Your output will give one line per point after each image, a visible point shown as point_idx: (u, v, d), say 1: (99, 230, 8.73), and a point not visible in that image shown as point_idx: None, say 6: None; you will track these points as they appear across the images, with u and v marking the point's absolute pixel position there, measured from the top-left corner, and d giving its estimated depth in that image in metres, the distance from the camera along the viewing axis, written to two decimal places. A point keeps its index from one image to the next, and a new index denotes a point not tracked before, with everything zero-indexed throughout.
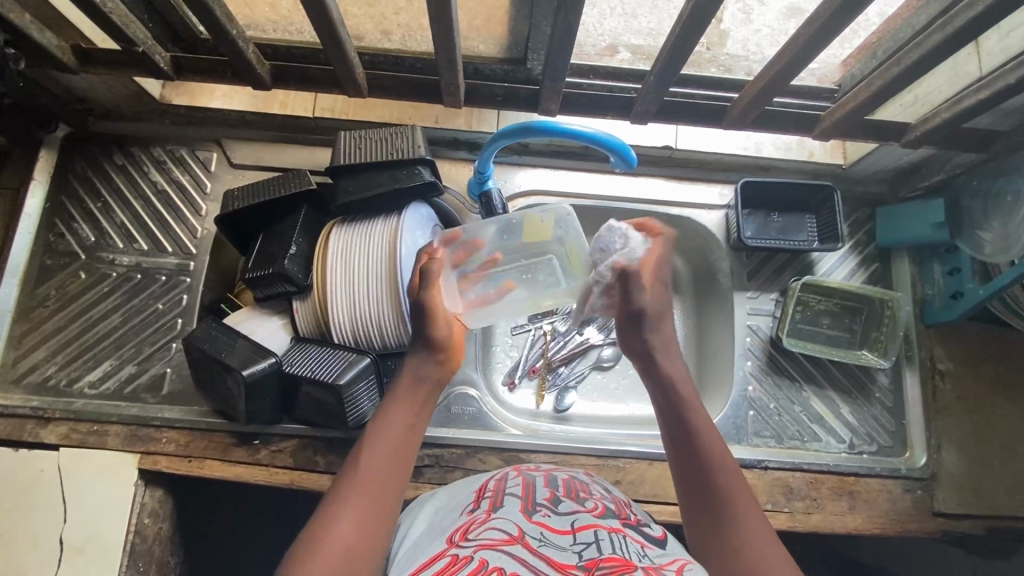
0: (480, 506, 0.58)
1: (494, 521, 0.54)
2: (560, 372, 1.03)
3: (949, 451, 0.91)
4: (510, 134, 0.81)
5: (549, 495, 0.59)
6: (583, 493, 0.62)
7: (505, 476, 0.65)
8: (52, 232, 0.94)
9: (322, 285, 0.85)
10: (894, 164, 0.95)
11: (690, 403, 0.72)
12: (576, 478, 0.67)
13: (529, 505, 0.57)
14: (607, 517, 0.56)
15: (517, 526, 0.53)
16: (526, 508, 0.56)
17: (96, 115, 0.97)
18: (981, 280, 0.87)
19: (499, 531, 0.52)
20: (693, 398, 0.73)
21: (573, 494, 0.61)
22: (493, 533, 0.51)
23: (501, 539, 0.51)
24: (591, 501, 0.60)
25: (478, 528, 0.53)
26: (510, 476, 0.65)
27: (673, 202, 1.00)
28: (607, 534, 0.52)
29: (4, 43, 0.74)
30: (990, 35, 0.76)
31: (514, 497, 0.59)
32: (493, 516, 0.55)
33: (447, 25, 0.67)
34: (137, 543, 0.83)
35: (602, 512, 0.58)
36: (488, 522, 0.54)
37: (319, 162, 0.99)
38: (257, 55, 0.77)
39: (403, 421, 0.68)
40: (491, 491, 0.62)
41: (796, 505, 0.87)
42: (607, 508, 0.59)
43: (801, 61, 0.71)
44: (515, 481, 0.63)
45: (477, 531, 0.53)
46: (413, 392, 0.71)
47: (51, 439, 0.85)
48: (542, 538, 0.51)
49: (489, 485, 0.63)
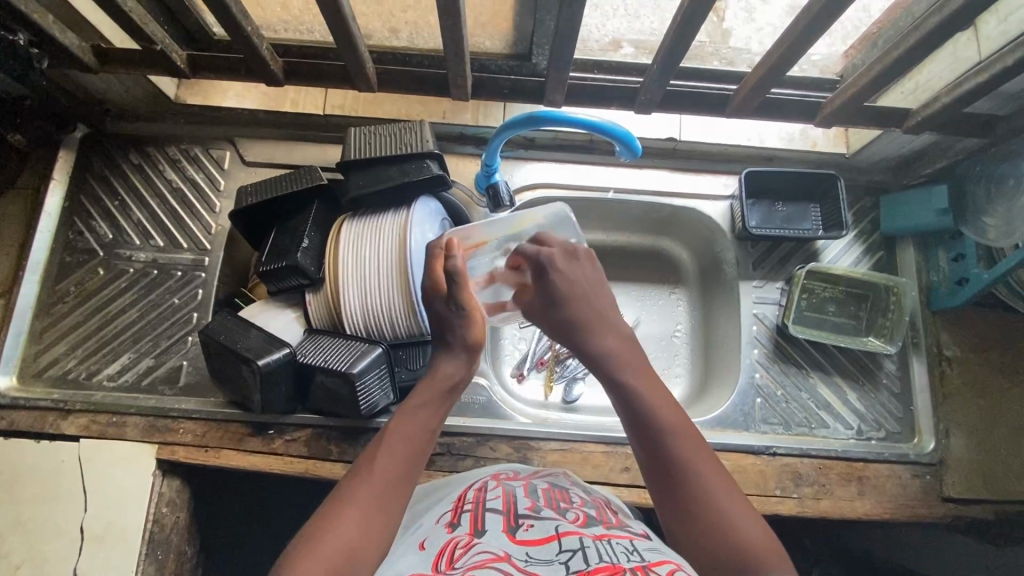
0: (462, 523, 0.58)
1: (479, 546, 0.53)
2: (568, 364, 1.04)
3: (957, 436, 0.92)
4: (517, 125, 0.83)
5: (530, 505, 0.61)
6: (564, 502, 0.62)
7: (483, 487, 0.66)
8: (71, 230, 0.97)
9: (333, 277, 0.87)
10: (896, 152, 0.96)
11: (625, 364, 0.68)
12: (556, 485, 0.68)
13: (511, 521, 0.57)
14: (590, 525, 0.57)
15: (503, 547, 0.52)
16: (509, 527, 0.56)
17: (114, 115, 1.00)
18: (986, 266, 0.88)
19: (487, 554, 0.51)
20: (627, 357, 0.69)
21: (554, 504, 0.62)
22: (482, 557, 0.51)
23: (489, 559, 0.50)
24: (571, 511, 0.60)
25: (464, 554, 0.52)
26: (489, 487, 0.66)
27: (678, 194, 1.02)
28: (592, 542, 0.53)
29: (28, 44, 0.76)
30: (989, 20, 0.77)
31: (494, 514, 0.59)
32: (477, 541, 0.54)
33: (456, 19, 0.69)
34: (156, 531, 0.85)
35: (584, 522, 0.58)
36: (473, 546, 0.53)
37: (330, 158, 1.01)
38: (271, 52, 0.79)
39: (423, 425, 0.65)
40: (470, 505, 0.62)
41: (804, 490, 0.88)
42: (588, 516, 0.60)
43: (800, 49, 0.73)
44: (495, 492, 0.64)
45: (463, 558, 0.51)
46: (432, 387, 0.68)
47: (71, 430, 0.87)
48: (529, 558, 0.51)
49: (469, 495, 0.64)
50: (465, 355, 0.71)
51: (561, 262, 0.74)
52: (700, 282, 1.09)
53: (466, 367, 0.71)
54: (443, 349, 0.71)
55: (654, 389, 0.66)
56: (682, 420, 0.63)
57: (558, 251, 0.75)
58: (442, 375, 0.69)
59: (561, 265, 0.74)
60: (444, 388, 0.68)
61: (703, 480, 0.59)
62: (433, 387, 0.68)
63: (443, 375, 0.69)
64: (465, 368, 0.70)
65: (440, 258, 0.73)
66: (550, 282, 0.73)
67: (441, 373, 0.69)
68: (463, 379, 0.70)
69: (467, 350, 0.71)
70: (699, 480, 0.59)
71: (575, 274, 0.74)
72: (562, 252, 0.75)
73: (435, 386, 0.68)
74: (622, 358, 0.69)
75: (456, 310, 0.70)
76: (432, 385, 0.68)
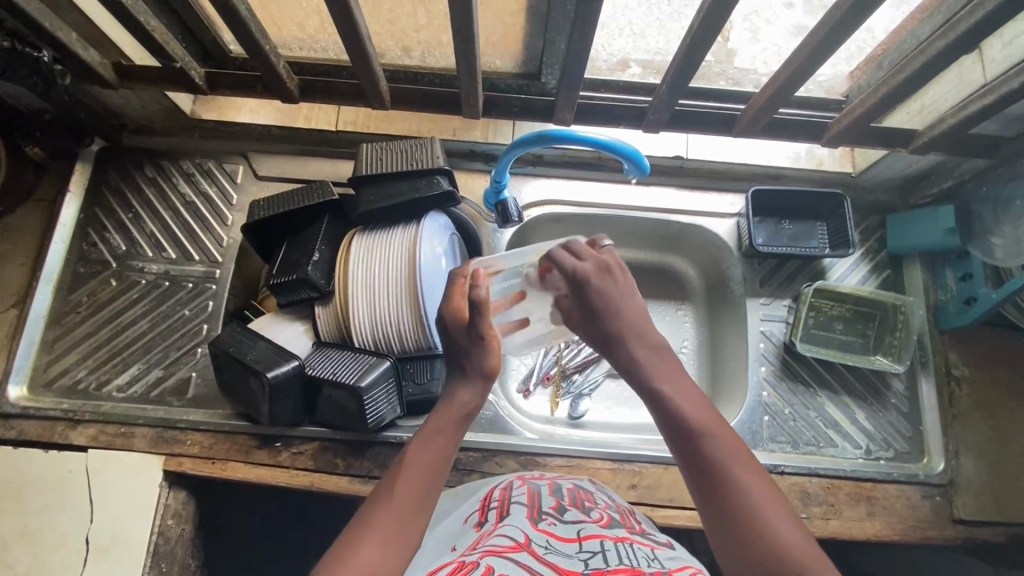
0: (488, 516, 0.61)
1: (502, 531, 0.55)
2: (574, 380, 1.04)
3: (967, 457, 0.91)
4: (527, 142, 0.84)
5: (555, 504, 0.62)
6: (589, 503, 0.64)
7: (509, 486, 0.68)
8: (86, 242, 0.98)
9: (344, 291, 0.87)
10: (901, 172, 0.97)
11: (665, 377, 0.64)
12: (580, 487, 0.69)
13: (535, 513, 0.59)
14: (613, 526, 0.58)
15: (524, 533, 0.54)
16: (532, 516, 0.58)
17: (131, 130, 1.03)
18: (994, 285, 0.89)
19: (507, 539, 0.54)
20: (667, 368, 0.65)
21: (578, 503, 0.63)
22: (501, 541, 0.53)
23: (508, 545, 0.52)
24: (596, 511, 0.62)
25: (486, 538, 0.55)
26: (515, 486, 0.68)
27: (684, 211, 1.02)
28: (613, 544, 0.53)
29: (52, 60, 0.79)
30: (993, 43, 0.78)
31: (519, 506, 0.61)
32: (501, 525, 0.57)
33: (469, 40, 0.70)
34: (161, 544, 0.85)
35: (608, 522, 0.59)
36: (496, 531, 0.56)
37: (342, 173, 1.02)
38: (287, 70, 0.81)
39: (438, 450, 0.64)
40: (497, 501, 0.64)
41: (813, 510, 0.87)
42: (612, 517, 0.61)
43: (806, 72, 0.74)
44: (520, 490, 0.66)
45: (485, 540, 0.55)
46: (446, 415, 0.67)
47: (80, 440, 0.88)
48: (548, 545, 0.53)
49: (494, 494, 0.66)
50: (481, 382, 0.70)
51: (597, 279, 0.68)
52: (707, 299, 1.09)
53: (482, 393, 0.70)
54: (459, 375, 0.70)
55: (697, 402, 0.62)
56: (728, 435, 0.59)
57: (588, 267, 0.68)
58: (458, 402, 0.68)
59: (593, 280, 0.68)
60: (460, 416, 0.68)
61: (751, 493, 0.55)
62: (450, 413, 0.67)
63: (458, 404, 0.68)
64: (481, 396, 0.70)
65: (463, 284, 0.74)
66: (584, 301, 0.68)
67: (456, 402, 0.68)
68: (479, 406, 0.70)
69: (483, 377, 0.70)
70: (745, 493, 0.55)
71: (611, 290, 0.68)
72: (595, 268, 0.69)
73: (452, 415, 0.67)
74: (662, 370, 0.65)
75: (475, 340, 0.69)
76: (449, 412, 0.67)
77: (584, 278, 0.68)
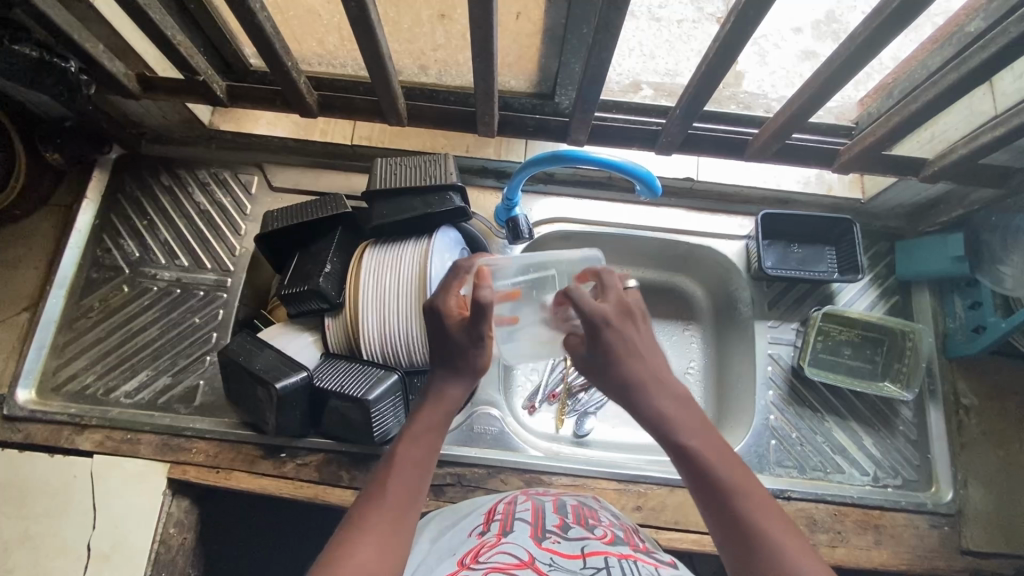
0: (491, 529, 0.61)
1: (504, 546, 0.55)
2: (580, 398, 1.01)
3: (975, 487, 0.90)
4: (539, 162, 0.85)
5: (559, 522, 0.61)
6: (593, 520, 0.64)
7: (514, 501, 0.68)
8: (100, 248, 0.99)
9: (355, 302, 0.87)
10: (912, 200, 0.98)
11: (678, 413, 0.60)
12: (585, 504, 0.69)
13: (539, 531, 0.59)
14: (617, 545, 0.58)
15: (528, 551, 0.54)
16: (536, 534, 0.58)
17: (150, 139, 1.04)
18: (1004, 314, 0.89)
19: (510, 556, 0.53)
20: (691, 417, 0.60)
21: (583, 521, 0.63)
22: (504, 558, 0.53)
23: (512, 563, 0.52)
24: (600, 528, 0.62)
25: (489, 551, 0.55)
26: (520, 501, 0.68)
27: (693, 233, 1.03)
28: (617, 561, 0.53)
29: (79, 70, 0.81)
30: (1004, 76, 0.79)
31: (523, 522, 0.61)
32: (503, 540, 0.56)
33: (487, 61, 0.72)
34: (162, 552, 0.85)
35: (611, 540, 0.59)
36: (499, 545, 0.56)
37: (354, 187, 1.04)
38: (307, 85, 0.83)
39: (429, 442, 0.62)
40: (501, 514, 0.64)
41: (819, 537, 0.86)
42: (616, 536, 0.61)
43: (817, 103, 0.75)
44: (525, 505, 0.66)
45: (488, 554, 0.54)
46: (437, 407, 0.65)
47: (86, 445, 0.88)
48: (553, 562, 0.53)
49: (499, 507, 0.66)
50: (471, 378, 0.67)
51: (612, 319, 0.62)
52: (714, 319, 1.10)
53: (469, 390, 0.67)
54: (450, 371, 0.67)
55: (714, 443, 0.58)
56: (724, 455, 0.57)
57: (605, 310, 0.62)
58: (450, 400, 0.66)
59: (614, 322, 0.62)
60: (450, 412, 0.65)
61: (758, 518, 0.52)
62: (437, 411, 0.64)
63: (449, 401, 0.65)
64: (470, 392, 0.67)
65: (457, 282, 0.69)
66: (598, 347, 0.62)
67: (447, 398, 0.66)
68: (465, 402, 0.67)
69: (475, 375, 0.67)
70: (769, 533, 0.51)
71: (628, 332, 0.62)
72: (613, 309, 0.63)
73: (441, 411, 0.65)
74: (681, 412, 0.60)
75: (474, 341, 0.65)
76: (437, 410, 0.64)
77: (604, 321, 0.61)
